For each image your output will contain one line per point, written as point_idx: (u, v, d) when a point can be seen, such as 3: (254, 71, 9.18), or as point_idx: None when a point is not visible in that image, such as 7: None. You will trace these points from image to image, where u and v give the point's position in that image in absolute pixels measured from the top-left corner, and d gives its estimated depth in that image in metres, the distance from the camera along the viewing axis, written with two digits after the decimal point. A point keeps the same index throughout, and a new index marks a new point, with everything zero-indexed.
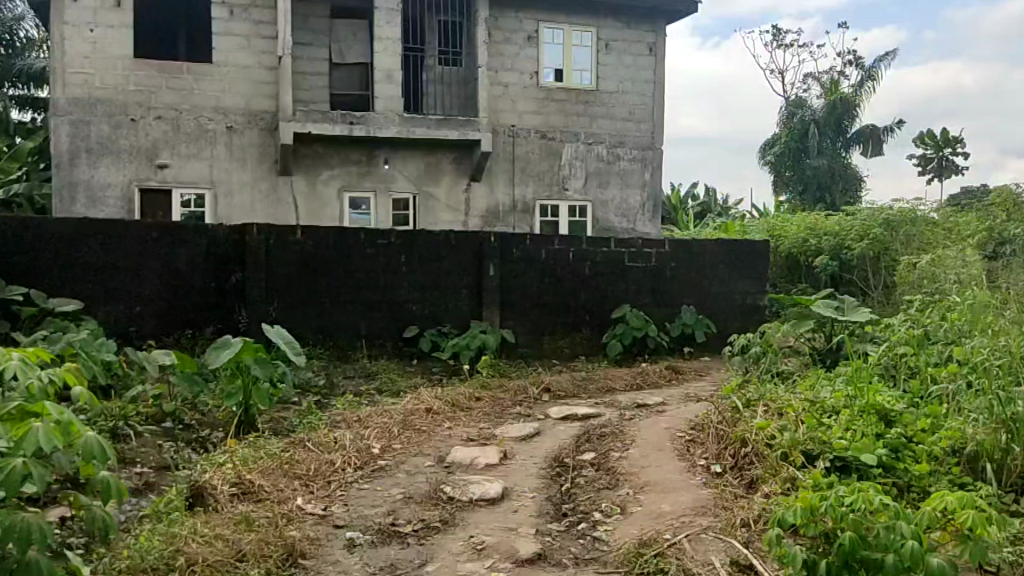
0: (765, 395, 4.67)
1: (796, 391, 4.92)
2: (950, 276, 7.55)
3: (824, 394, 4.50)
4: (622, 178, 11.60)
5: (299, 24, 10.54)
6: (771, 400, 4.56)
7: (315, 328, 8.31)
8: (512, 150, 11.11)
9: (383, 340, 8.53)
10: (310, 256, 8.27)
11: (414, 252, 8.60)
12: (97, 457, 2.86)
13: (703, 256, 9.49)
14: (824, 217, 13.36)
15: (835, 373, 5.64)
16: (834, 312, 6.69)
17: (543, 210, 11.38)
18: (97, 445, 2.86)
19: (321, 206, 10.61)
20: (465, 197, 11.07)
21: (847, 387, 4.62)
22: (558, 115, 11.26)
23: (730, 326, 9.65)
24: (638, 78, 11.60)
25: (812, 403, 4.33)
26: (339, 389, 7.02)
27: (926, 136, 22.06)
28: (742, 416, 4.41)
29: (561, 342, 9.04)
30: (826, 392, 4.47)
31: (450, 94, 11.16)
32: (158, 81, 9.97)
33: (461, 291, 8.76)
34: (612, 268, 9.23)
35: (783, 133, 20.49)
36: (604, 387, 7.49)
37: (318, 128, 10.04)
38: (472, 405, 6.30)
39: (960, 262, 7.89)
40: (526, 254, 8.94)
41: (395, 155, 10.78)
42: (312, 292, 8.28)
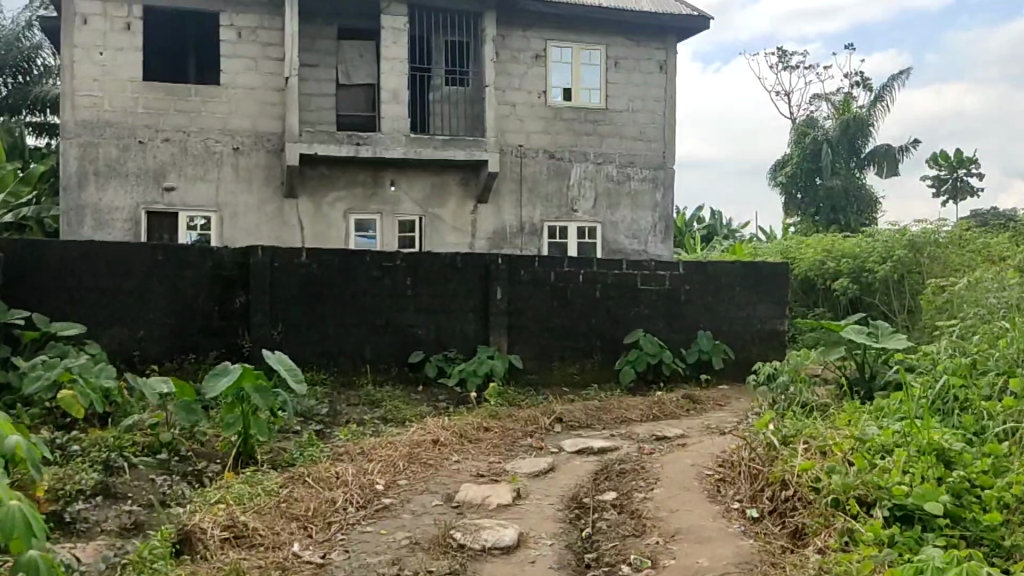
0: (803, 432, 4.42)
1: (838, 427, 4.64)
2: (989, 300, 7.17)
3: (870, 432, 4.21)
4: (632, 199, 11.31)
5: (307, 45, 10.33)
6: (812, 438, 4.29)
7: (318, 354, 8.00)
8: (520, 170, 10.86)
9: (388, 366, 8.21)
10: (314, 280, 7.98)
11: (421, 276, 8.31)
12: (25, 532, 2.65)
13: (718, 278, 9.16)
14: (841, 239, 13.03)
15: (875, 405, 5.32)
16: (867, 338, 6.39)
17: (551, 231, 11.10)
18: (17, 517, 2.61)
19: (327, 228, 10.34)
20: (472, 219, 10.79)
21: (893, 425, 4.33)
22: (566, 135, 11.01)
23: (748, 352, 9.30)
24: (648, 96, 11.35)
25: (857, 443, 4.03)
26: (342, 418, 6.69)
27: (940, 157, 21.77)
28: (782, 455, 4.14)
29: (571, 368, 8.70)
30: (871, 430, 4.18)
31: (457, 114, 10.90)
32: (166, 104, 9.76)
33: (469, 315, 8.44)
34: (624, 291, 8.91)
35: (795, 154, 20.24)
36: (619, 416, 7.16)
37: (323, 149, 9.79)
38: (481, 436, 5.96)
39: (997, 286, 7.52)
40: (535, 277, 8.62)
41: (401, 176, 10.52)
42: (315, 316, 7.98)
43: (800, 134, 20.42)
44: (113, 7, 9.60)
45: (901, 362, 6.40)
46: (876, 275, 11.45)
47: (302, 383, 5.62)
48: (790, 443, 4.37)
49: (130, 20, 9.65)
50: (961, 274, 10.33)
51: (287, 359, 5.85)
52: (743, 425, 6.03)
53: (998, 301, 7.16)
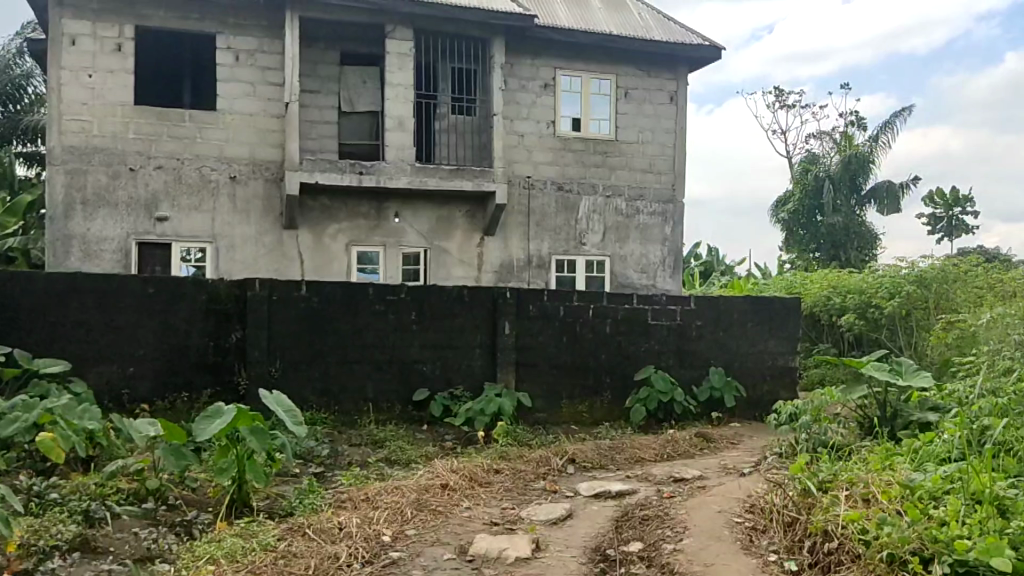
0: (842, 476, 4.11)
1: (876, 469, 4.33)
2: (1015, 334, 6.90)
3: (917, 476, 3.91)
4: (641, 233, 11.10)
5: (307, 71, 10.17)
6: (854, 483, 3.98)
7: (318, 391, 7.69)
8: (528, 203, 10.63)
9: (392, 404, 7.90)
10: (315, 313, 7.70)
11: (425, 309, 8.03)
12: None
13: (731, 313, 8.88)
14: (846, 275, 12.79)
15: (910, 444, 5.02)
16: (889, 375, 5.98)
17: (559, 265, 10.87)
18: None
19: (328, 261, 10.09)
20: (478, 252, 10.54)
21: (940, 468, 4.03)
22: (574, 166, 10.82)
23: (762, 390, 8.98)
24: (658, 128, 11.20)
25: (906, 490, 3.72)
26: (343, 459, 6.38)
27: (936, 195, 21.64)
28: (824, 503, 3.82)
29: (580, 406, 8.38)
30: (918, 473, 3.87)
31: (463, 144, 10.73)
32: (159, 129, 9.56)
33: (475, 350, 8.15)
34: (636, 326, 8.63)
35: (797, 190, 20.03)
36: (633, 457, 6.83)
37: (325, 178, 9.56)
38: (491, 480, 5.65)
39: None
40: (544, 311, 8.35)
41: (406, 208, 10.29)
42: (316, 350, 7.70)
43: (802, 170, 20.24)
44: (103, 27, 9.43)
45: (928, 400, 6.07)
46: (885, 311, 11.19)
47: (299, 425, 5.31)
48: (829, 490, 4.06)
49: (121, 41, 9.48)
50: (973, 310, 10.08)
51: (286, 400, 5.51)
52: (768, 467, 5.72)
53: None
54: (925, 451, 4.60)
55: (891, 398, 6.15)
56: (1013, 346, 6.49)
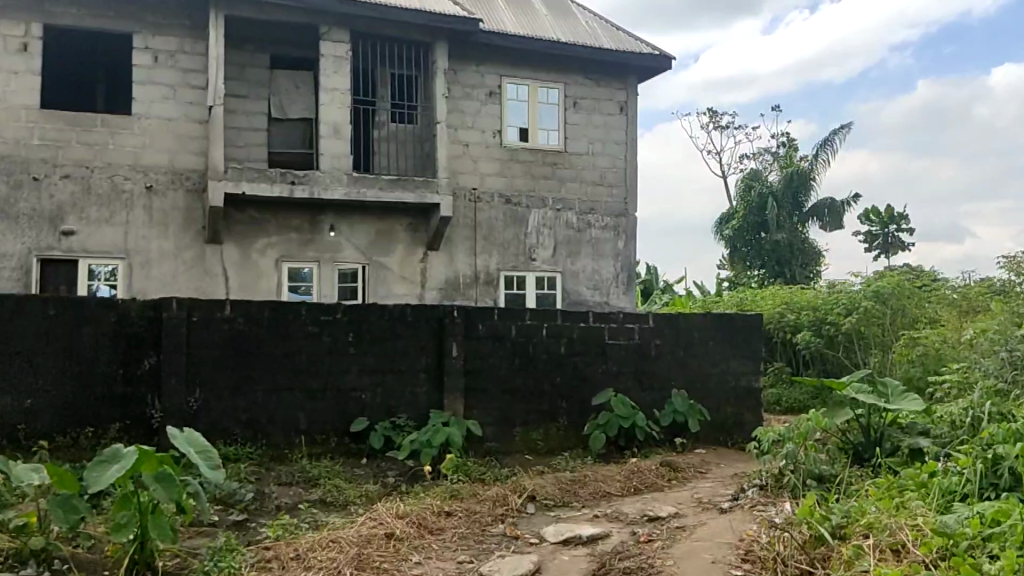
0: (860, 522, 3.59)
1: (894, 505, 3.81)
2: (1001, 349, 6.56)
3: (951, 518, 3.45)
4: (593, 247, 10.56)
5: (234, 74, 9.34)
6: (881, 531, 3.46)
7: (244, 422, 6.86)
8: (473, 216, 9.99)
9: (328, 436, 7.10)
10: (240, 336, 6.89)
11: (365, 330, 7.28)
12: None
13: (692, 331, 8.34)
14: (798, 291, 12.44)
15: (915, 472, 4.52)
16: (876, 399, 5.54)
17: (507, 282, 10.24)
18: None
19: (256, 278, 9.22)
20: (421, 268, 9.82)
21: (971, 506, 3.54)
22: (523, 178, 10.22)
23: (726, 413, 8.43)
24: (608, 139, 10.68)
25: (946, 541, 3.23)
26: (272, 504, 5.59)
27: (872, 213, 21.76)
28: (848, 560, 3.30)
29: (534, 433, 7.71)
30: (953, 515, 3.41)
31: (404, 153, 10.04)
32: (67, 135, 8.62)
33: (420, 375, 7.42)
34: (592, 347, 8.03)
35: (740, 207, 19.78)
36: (598, 491, 6.21)
37: (253, 188, 8.72)
38: (443, 525, 4.93)
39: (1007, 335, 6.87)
40: (494, 331, 7.68)
41: (342, 221, 9.52)
42: (242, 378, 6.88)
43: (745, 185, 19.98)
44: (6, 24, 8.48)
45: (915, 424, 5.62)
46: (842, 328, 10.84)
47: (217, 470, 4.48)
48: (849, 538, 3.54)
49: (27, 40, 8.53)
50: (935, 327, 9.76)
51: (202, 439, 4.67)
52: (750, 506, 5.16)
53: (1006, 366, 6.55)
54: (933, 484, 4.11)
55: (875, 422, 5.66)
56: (998, 360, 6.12)
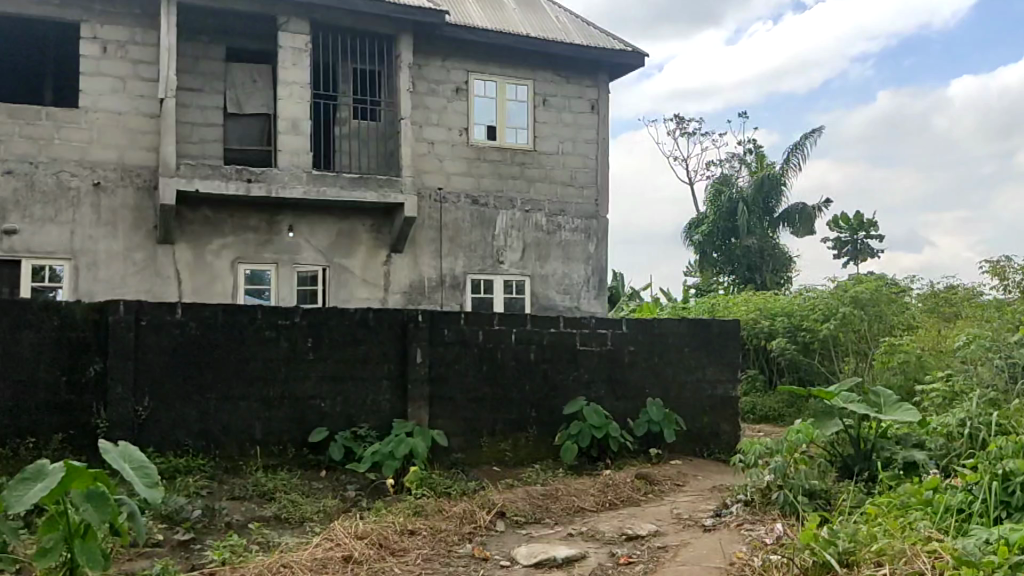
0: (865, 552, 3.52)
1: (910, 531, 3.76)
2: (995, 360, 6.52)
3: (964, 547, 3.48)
4: (564, 250, 10.25)
5: (188, 66, 8.87)
6: (899, 565, 3.45)
7: (195, 433, 6.40)
8: (440, 217, 9.62)
9: (284, 447, 6.67)
10: (191, 342, 6.43)
11: (324, 336, 6.87)
12: None
13: (666, 336, 8.05)
14: (773, 297, 12.25)
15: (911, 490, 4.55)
16: (868, 408, 5.50)
17: (475, 285, 9.88)
18: None
19: (211, 280, 8.74)
20: (385, 271, 9.43)
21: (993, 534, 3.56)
22: (491, 178, 9.88)
23: (701, 421, 8.14)
24: (579, 138, 10.39)
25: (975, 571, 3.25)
26: (221, 520, 5.15)
27: (841, 220, 21.79)
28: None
29: (502, 444, 7.34)
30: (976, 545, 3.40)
31: (367, 151, 9.64)
32: (9, 128, 8.09)
33: (383, 383, 7.03)
34: (563, 353, 7.69)
35: (711, 212, 19.60)
36: (571, 507, 5.89)
37: (207, 185, 8.27)
38: (405, 544, 4.57)
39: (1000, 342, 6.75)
40: (461, 336, 7.31)
41: (301, 221, 9.10)
42: (193, 385, 6.42)
43: (716, 191, 19.85)
44: None
45: (908, 437, 5.55)
46: (819, 334, 10.64)
47: (155, 488, 4.05)
48: (857, 567, 3.54)
49: None
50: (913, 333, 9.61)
51: (138, 454, 4.24)
52: (737, 532, 4.95)
53: (990, 373, 6.40)
54: (939, 501, 4.15)
55: (865, 433, 5.60)
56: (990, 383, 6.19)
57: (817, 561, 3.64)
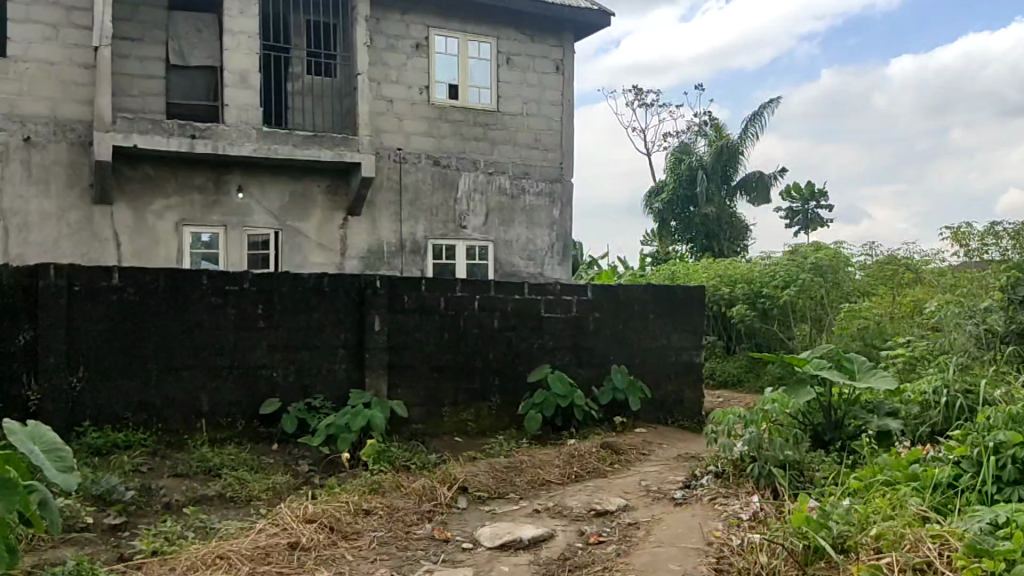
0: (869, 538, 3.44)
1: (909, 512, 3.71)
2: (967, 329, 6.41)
3: (974, 531, 3.41)
4: (528, 215, 9.92)
5: (127, 14, 8.26)
6: (902, 550, 3.33)
7: (136, 406, 6.02)
8: (399, 178, 9.21)
9: (232, 419, 6.31)
10: (129, 309, 6.01)
11: (275, 302, 6.48)
12: None
13: (632, 303, 7.79)
14: (732, 264, 12.06)
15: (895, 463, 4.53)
16: (844, 377, 5.39)
17: (436, 251, 9.53)
18: None
19: (152, 243, 8.23)
20: (341, 235, 9.01)
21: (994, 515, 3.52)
22: (452, 138, 9.47)
23: (666, 390, 7.91)
24: (544, 99, 10.00)
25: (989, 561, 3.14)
26: (158, 502, 4.92)
27: (793, 189, 21.59)
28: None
29: (465, 413, 7.05)
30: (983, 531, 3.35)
31: (321, 109, 9.19)
32: None
33: (339, 353, 6.68)
34: (527, 321, 7.39)
35: (671, 180, 19.29)
36: (536, 480, 5.64)
37: (146, 141, 7.74)
38: (361, 530, 4.39)
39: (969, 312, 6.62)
40: (421, 303, 6.96)
41: (251, 180, 8.62)
42: (132, 355, 6.02)
43: (675, 159, 19.55)
44: None
45: (880, 404, 5.52)
46: (779, 301, 10.37)
47: (70, 474, 3.60)
48: (855, 554, 3.43)
49: None
50: (873, 300, 9.52)
51: (49, 436, 3.78)
52: (703, 501, 4.81)
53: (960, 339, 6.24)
54: (928, 474, 4.21)
55: (838, 399, 5.56)
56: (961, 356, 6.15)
57: (809, 544, 3.52)
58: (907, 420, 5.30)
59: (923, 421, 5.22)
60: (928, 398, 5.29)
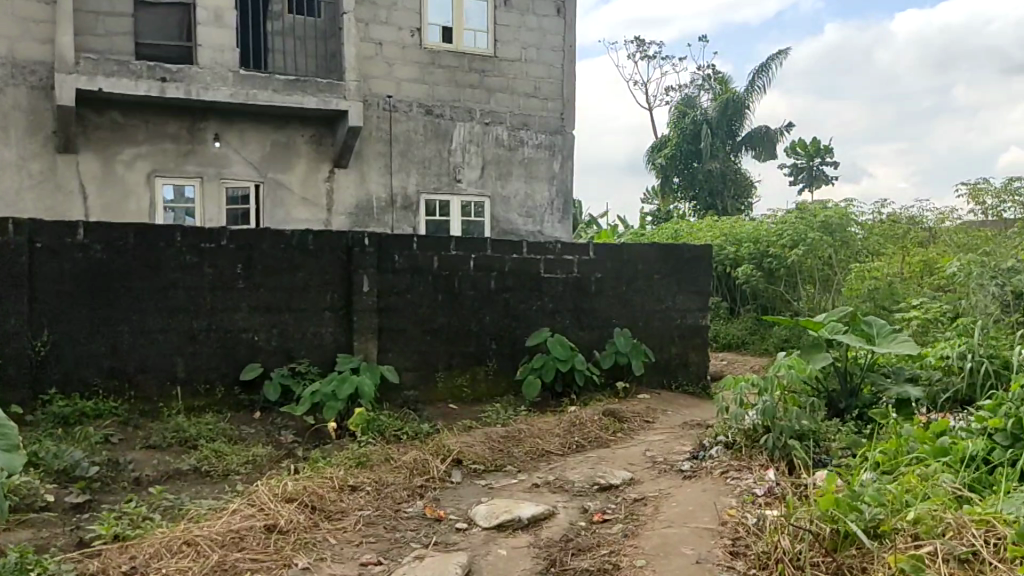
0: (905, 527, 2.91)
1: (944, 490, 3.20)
2: (995, 290, 6.01)
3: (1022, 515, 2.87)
4: (526, 169, 9.47)
5: None
6: (944, 537, 2.82)
7: (106, 371, 5.65)
8: (389, 129, 8.74)
9: (211, 386, 5.94)
10: (96, 266, 5.60)
11: (256, 261, 6.06)
12: None
13: (635, 263, 7.38)
14: (738, 221, 11.64)
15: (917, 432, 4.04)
16: (862, 342, 4.87)
17: (429, 206, 9.10)
18: None
19: (123, 196, 7.79)
20: (327, 188, 8.57)
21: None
22: (445, 86, 8.97)
23: (670, 353, 7.55)
24: (543, 45, 9.47)
25: None
26: (126, 476, 4.67)
27: (797, 146, 21.09)
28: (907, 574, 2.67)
29: (459, 378, 6.70)
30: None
31: (303, 52, 8.70)
32: None
33: (326, 315, 6.29)
34: (525, 281, 6.99)
35: (674, 135, 18.74)
36: (535, 450, 5.28)
37: (111, 83, 7.35)
38: (348, 512, 4.02)
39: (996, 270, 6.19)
40: (413, 263, 6.55)
41: (228, 129, 8.15)
42: (101, 316, 5.63)
43: (679, 112, 18.96)
44: None
45: (900, 370, 5.02)
46: (787, 261, 9.94)
47: (14, 454, 3.16)
48: (890, 541, 2.90)
49: None
50: (885, 259, 9.10)
51: None
52: (710, 471, 4.47)
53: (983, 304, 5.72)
54: (956, 448, 3.74)
55: (853, 364, 5.06)
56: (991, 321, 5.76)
57: (838, 529, 3.00)
58: (928, 389, 4.81)
59: (946, 390, 4.77)
60: (953, 365, 4.85)
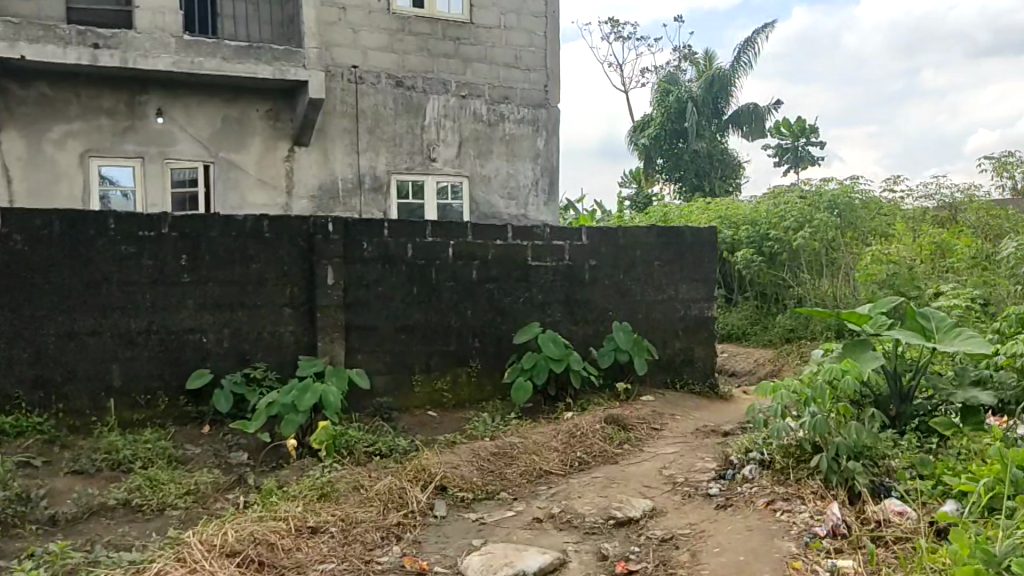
0: None
1: None
2: None
3: None
4: (508, 146, 8.63)
5: None
6: None
7: (22, 383, 4.74)
8: (356, 102, 7.85)
9: (152, 397, 5.06)
10: (6, 260, 4.69)
11: (201, 252, 5.17)
12: None
13: (634, 249, 6.59)
14: (732, 202, 10.89)
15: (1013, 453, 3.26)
16: (920, 339, 4.11)
17: (401, 188, 8.22)
18: None
19: (53, 179, 6.83)
20: (286, 168, 7.67)
21: None
22: (417, 55, 8.08)
23: (673, 348, 6.77)
24: (524, 11, 8.61)
25: None
26: (37, 516, 3.79)
27: (782, 126, 20.39)
28: None
29: (438, 382, 5.87)
30: None
31: (258, 17, 7.78)
32: None
33: (284, 312, 5.41)
34: (512, 271, 6.16)
35: (658, 113, 17.89)
36: (530, 472, 4.47)
37: (35, 50, 6.39)
38: (305, 566, 3.18)
39: None
40: (383, 251, 5.69)
41: (173, 102, 7.22)
42: (16, 319, 4.72)
43: (663, 90, 18.14)
44: None
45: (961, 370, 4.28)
46: (792, 245, 9.21)
47: None
48: None
49: None
50: (900, 240, 8.40)
51: None
52: (749, 501, 3.69)
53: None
54: None
55: (904, 364, 4.33)
56: None
57: None
58: (998, 392, 4.08)
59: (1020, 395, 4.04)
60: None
